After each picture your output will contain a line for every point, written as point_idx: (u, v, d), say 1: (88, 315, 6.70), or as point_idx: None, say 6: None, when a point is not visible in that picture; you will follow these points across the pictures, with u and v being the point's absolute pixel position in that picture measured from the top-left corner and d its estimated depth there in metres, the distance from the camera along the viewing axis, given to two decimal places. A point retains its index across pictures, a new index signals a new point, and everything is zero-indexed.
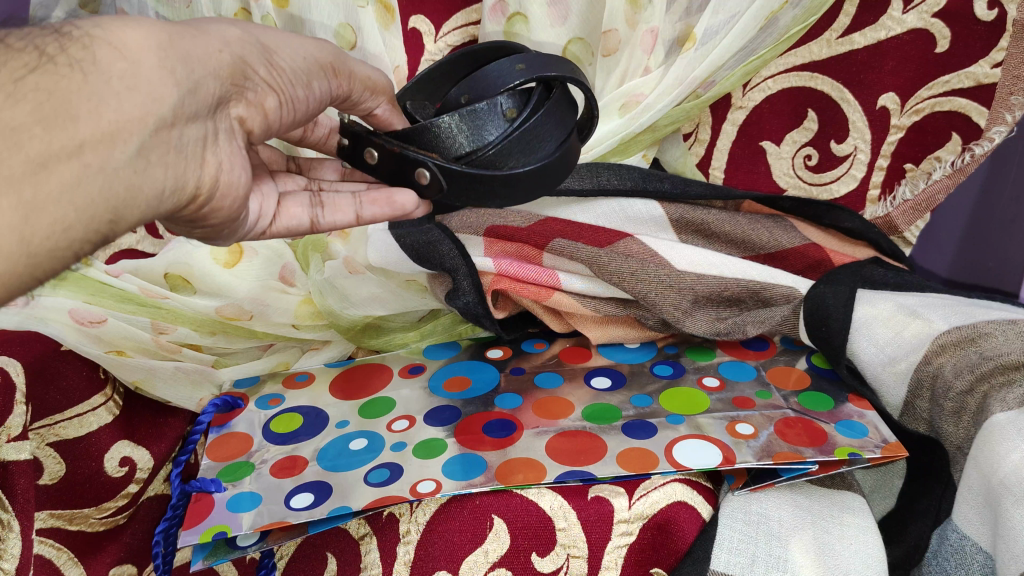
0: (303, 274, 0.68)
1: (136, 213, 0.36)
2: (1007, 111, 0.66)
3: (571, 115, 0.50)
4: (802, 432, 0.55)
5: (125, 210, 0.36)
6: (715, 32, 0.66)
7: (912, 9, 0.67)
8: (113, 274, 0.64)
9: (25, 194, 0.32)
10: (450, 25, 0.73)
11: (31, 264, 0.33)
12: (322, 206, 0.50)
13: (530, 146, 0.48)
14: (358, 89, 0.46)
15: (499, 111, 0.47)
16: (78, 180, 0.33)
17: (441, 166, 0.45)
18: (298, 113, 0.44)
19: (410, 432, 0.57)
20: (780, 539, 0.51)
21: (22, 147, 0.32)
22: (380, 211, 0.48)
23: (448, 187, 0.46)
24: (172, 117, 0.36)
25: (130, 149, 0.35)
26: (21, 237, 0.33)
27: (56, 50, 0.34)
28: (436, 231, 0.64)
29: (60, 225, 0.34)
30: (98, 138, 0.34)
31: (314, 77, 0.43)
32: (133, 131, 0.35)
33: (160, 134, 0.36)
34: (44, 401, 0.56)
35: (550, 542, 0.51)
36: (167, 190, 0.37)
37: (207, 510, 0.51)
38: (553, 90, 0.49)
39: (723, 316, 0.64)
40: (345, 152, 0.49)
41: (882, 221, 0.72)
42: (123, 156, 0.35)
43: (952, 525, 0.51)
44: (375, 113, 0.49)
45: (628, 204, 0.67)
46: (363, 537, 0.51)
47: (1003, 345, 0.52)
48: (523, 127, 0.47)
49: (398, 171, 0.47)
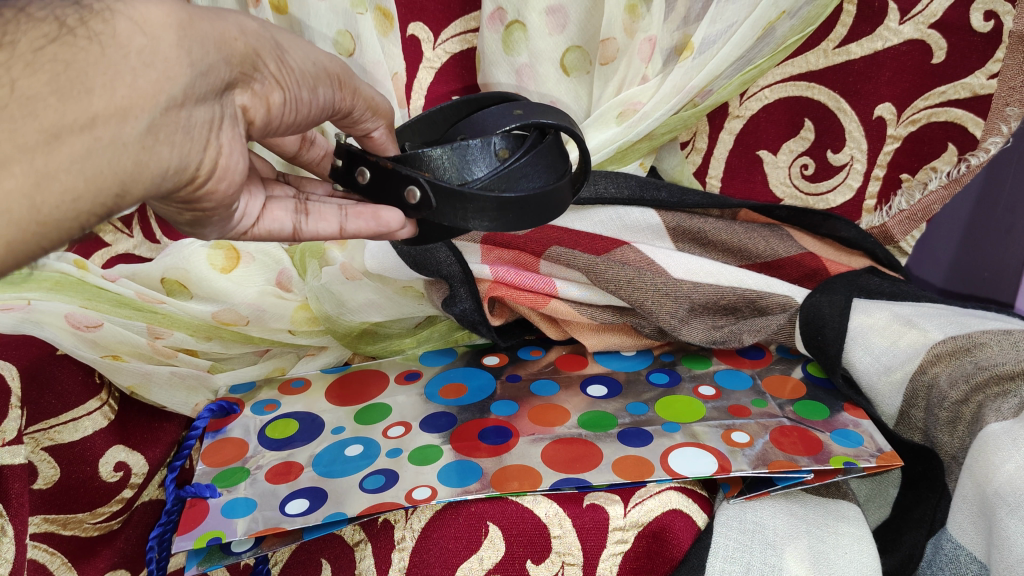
0: (300, 280, 0.69)
1: (142, 188, 0.36)
2: (1003, 122, 0.67)
3: (564, 163, 0.51)
4: (798, 441, 0.55)
5: (132, 185, 0.35)
6: (712, 41, 0.67)
7: (909, 20, 0.67)
8: (108, 278, 0.63)
9: (38, 163, 0.32)
10: (449, 32, 0.74)
11: (41, 231, 0.33)
12: (307, 214, 0.49)
13: (518, 185, 0.48)
14: (361, 107, 0.46)
15: (491, 150, 0.48)
16: (89, 153, 0.33)
17: (430, 183, 0.45)
18: (300, 115, 0.43)
19: (405, 438, 0.57)
20: (775, 548, 0.51)
21: (37, 116, 0.31)
22: (364, 224, 0.47)
23: (437, 205, 0.46)
24: (182, 97, 0.35)
25: (142, 124, 0.34)
26: (31, 205, 0.32)
27: (77, 21, 0.33)
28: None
29: (69, 194, 0.33)
30: (111, 112, 0.33)
31: (321, 83, 0.43)
32: (144, 108, 0.34)
33: (170, 113, 0.35)
34: (39, 405, 0.56)
35: (545, 550, 0.51)
36: (172, 168, 0.37)
37: (202, 516, 0.51)
38: (548, 136, 0.49)
39: (719, 325, 0.64)
40: (339, 173, 0.50)
41: (878, 230, 0.72)
42: (134, 132, 0.34)
43: (947, 535, 0.50)
44: (372, 135, 0.49)
45: (626, 212, 0.67)
46: (358, 543, 0.51)
47: (998, 355, 0.52)
48: (515, 165, 0.48)
49: (387, 189, 0.47)
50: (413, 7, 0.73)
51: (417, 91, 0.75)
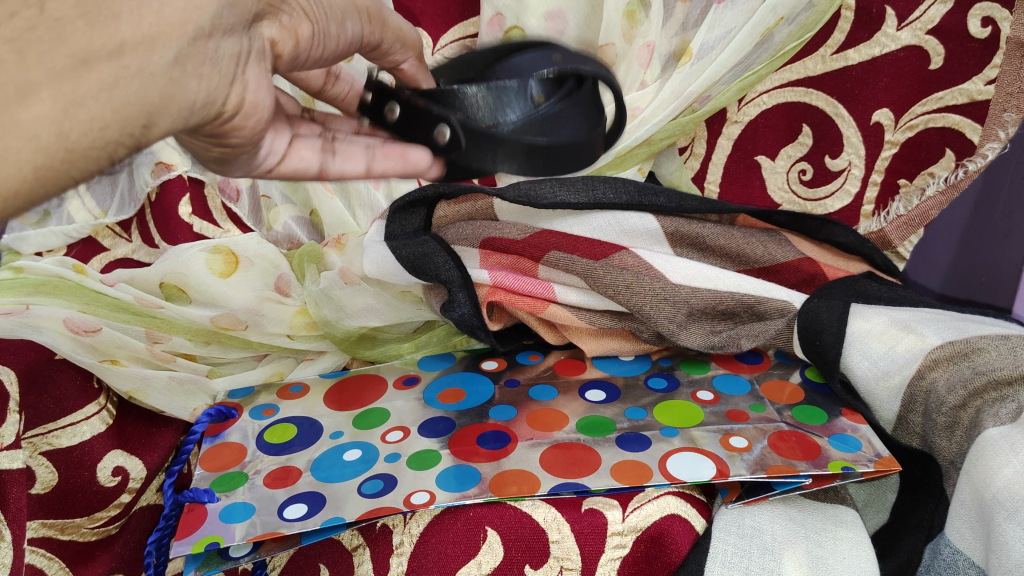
0: (298, 283, 0.70)
1: (168, 121, 0.37)
2: (1001, 127, 0.67)
3: (597, 113, 0.55)
4: (795, 445, 0.55)
5: (159, 116, 0.36)
6: (711, 47, 0.68)
7: (907, 25, 0.67)
8: (108, 283, 0.65)
9: (66, 88, 0.33)
10: (449, 37, 0.75)
11: (67, 159, 0.34)
12: (333, 153, 0.53)
13: (550, 130, 0.52)
14: (389, 39, 0.49)
15: (526, 94, 0.50)
16: (117, 80, 0.34)
17: (460, 124, 0.49)
18: (327, 48, 0.45)
19: (404, 442, 0.57)
20: (773, 553, 0.50)
21: (65, 40, 0.33)
22: (392, 164, 0.53)
23: (465, 145, 0.50)
24: (211, 27, 0.37)
25: (169, 54, 0.35)
26: (59, 131, 0.33)
27: None
28: (432, 244, 0.63)
29: (96, 122, 0.34)
30: (140, 40, 0.34)
31: (349, 17, 0.45)
32: (172, 36, 0.35)
33: (198, 43, 0.37)
34: (37, 409, 0.56)
35: (544, 554, 0.51)
36: (199, 102, 0.38)
37: (200, 520, 0.51)
38: (584, 84, 0.53)
39: (717, 329, 0.65)
40: (367, 107, 0.54)
41: (877, 236, 0.73)
42: (161, 61, 0.35)
43: (945, 540, 0.50)
44: (401, 67, 0.52)
45: (623, 216, 0.65)
46: (356, 548, 0.51)
47: (995, 361, 0.52)
48: (547, 111, 0.51)
49: (416, 125, 0.51)
50: (412, 13, 0.73)
51: None
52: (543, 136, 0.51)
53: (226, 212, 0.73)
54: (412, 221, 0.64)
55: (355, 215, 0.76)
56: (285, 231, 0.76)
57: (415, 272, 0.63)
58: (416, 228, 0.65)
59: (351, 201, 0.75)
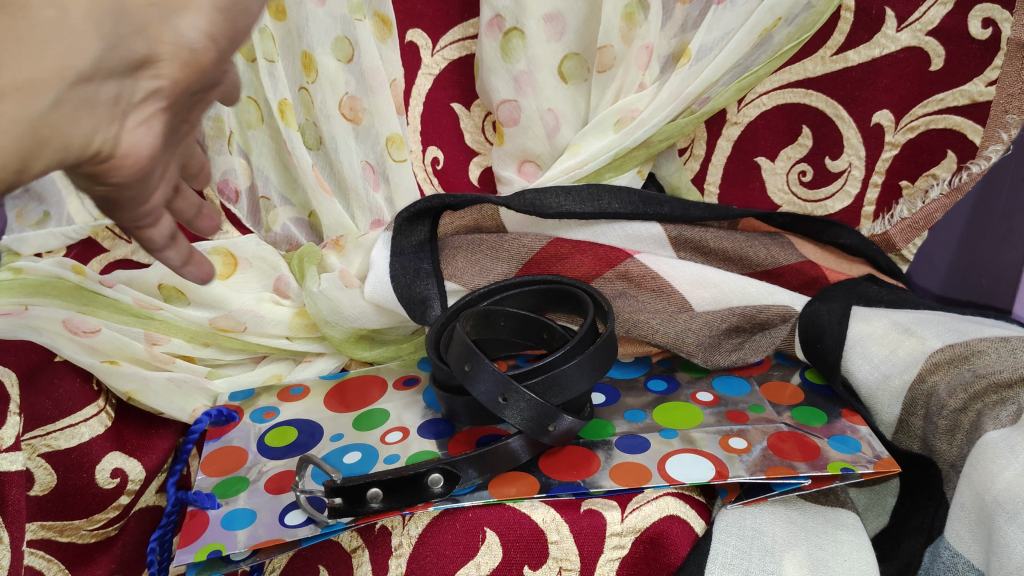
0: (297, 285, 0.71)
1: (45, 162, 0.34)
2: (1003, 129, 0.67)
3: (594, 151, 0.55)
4: (795, 447, 0.54)
5: (33, 162, 0.33)
6: (709, 49, 0.68)
7: (906, 27, 0.67)
8: (107, 285, 0.64)
9: None
10: (449, 39, 0.75)
11: None
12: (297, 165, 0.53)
13: None
14: None
15: None
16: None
17: None
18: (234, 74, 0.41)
19: (403, 444, 0.57)
20: (774, 555, 0.50)
21: None
22: None
23: None
24: (92, 70, 0.33)
25: (48, 101, 0.32)
26: None
27: None
28: (426, 265, 0.66)
29: None
30: (17, 86, 0.31)
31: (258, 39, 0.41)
32: (50, 83, 0.32)
33: (77, 88, 0.33)
34: (34, 410, 0.55)
35: (541, 555, 0.49)
36: (76, 143, 0.35)
37: (201, 528, 0.51)
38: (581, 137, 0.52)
39: (728, 346, 0.65)
40: None
41: (880, 238, 0.73)
42: (39, 108, 0.32)
43: (945, 542, 0.50)
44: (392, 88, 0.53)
45: (629, 225, 0.67)
46: (355, 550, 0.50)
47: (995, 363, 0.52)
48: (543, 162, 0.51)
49: None
50: (411, 14, 0.73)
51: (415, 98, 0.76)
52: (531, 402, 0.52)
53: (225, 214, 0.73)
54: (417, 234, 0.66)
55: (354, 216, 0.75)
56: (284, 233, 0.76)
57: (400, 291, 0.64)
58: (420, 242, 0.67)
59: (351, 202, 0.75)
